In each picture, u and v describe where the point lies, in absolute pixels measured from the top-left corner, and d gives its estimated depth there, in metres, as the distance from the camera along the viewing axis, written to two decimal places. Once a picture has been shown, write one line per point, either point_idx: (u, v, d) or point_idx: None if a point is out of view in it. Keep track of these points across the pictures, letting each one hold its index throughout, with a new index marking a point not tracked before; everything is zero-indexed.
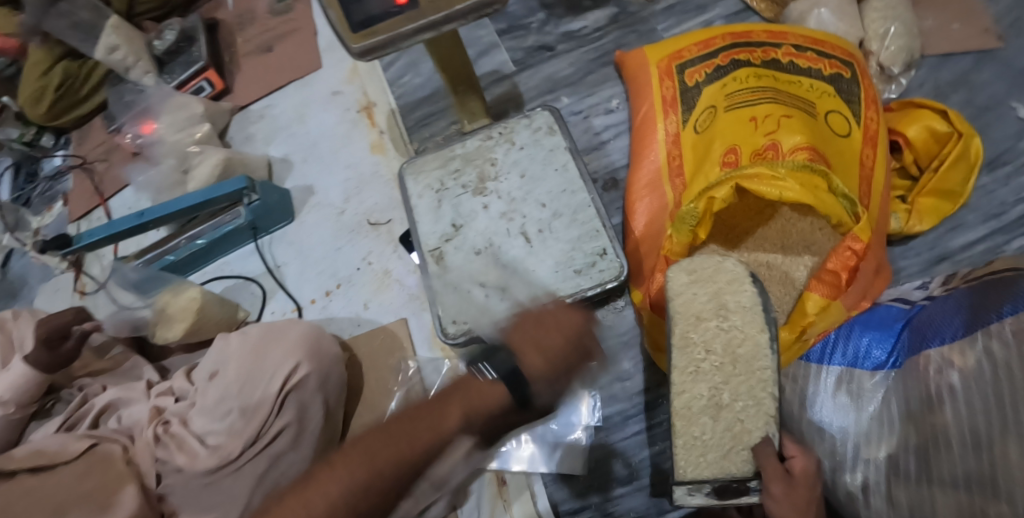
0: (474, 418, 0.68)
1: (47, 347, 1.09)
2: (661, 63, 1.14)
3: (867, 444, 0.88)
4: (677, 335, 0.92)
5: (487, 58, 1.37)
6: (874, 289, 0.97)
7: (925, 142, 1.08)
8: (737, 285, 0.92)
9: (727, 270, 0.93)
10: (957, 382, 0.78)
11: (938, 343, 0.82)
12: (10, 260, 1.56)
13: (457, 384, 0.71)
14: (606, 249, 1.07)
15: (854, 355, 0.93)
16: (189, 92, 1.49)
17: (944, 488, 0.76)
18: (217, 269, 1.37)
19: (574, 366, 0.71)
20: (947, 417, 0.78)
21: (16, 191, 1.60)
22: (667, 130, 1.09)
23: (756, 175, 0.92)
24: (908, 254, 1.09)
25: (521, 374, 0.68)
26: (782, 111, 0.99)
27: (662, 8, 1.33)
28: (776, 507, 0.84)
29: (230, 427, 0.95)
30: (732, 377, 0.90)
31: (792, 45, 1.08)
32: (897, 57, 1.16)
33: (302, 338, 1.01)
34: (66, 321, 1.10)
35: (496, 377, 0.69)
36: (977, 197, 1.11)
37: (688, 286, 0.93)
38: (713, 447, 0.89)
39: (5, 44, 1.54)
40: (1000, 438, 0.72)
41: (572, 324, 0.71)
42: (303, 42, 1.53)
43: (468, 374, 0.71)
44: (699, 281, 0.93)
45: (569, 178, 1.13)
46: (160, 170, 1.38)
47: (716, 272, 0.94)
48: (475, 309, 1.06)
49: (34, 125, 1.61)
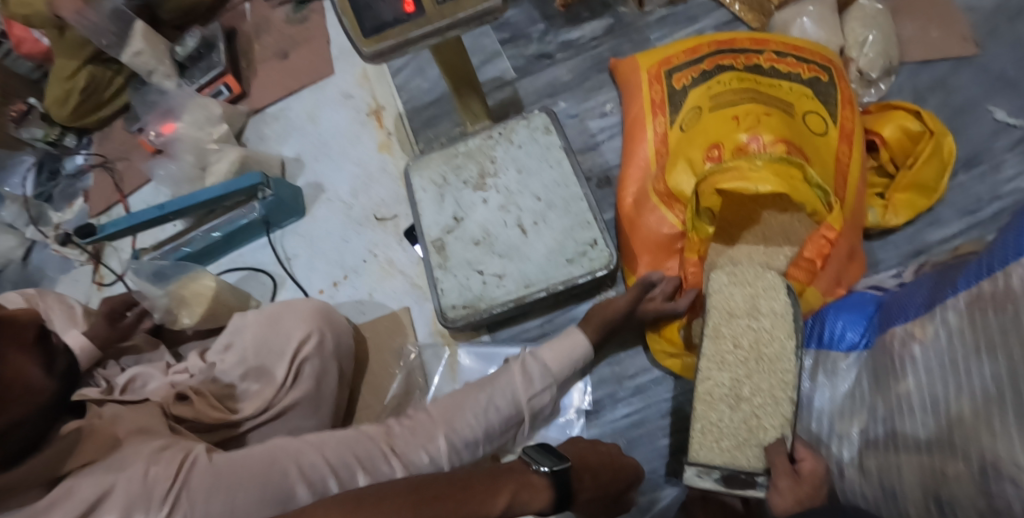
0: (516, 508, 0.82)
1: (110, 320, 1.20)
2: (651, 69, 1.23)
3: (841, 420, 0.93)
4: (709, 326, 1.00)
5: (489, 66, 1.46)
6: (849, 276, 1.07)
7: (900, 141, 1.13)
8: (772, 292, 1.00)
9: (766, 277, 1.01)
10: (919, 354, 0.85)
11: (903, 320, 0.89)
12: (31, 254, 1.64)
13: (514, 475, 0.86)
14: (597, 239, 1.14)
15: (828, 338, 0.98)
16: (208, 95, 1.59)
17: (908, 450, 0.83)
18: (232, 260, 1.46)
19: (605, 459, 0.97)
20: (909, 385, 0.84)
21: (38, 188, 1.69)
22: (656, 130, 1.18)
23: (735, 169, 0.97)
24: (887, 247, 1.15)
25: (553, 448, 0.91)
26: (762, 109, 1.06)
27: (655, 18, 1.41)
28: (780, 501, 0.88)
29: (252, 394, 1.09)
30: (755, 372, 0.96)
31: (773, 51, 1.15)
32: (875, 63, 1.22)
33: (312, 312, 1.14)
34: (128, 298, 1.24)
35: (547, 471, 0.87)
36: (953, 194, 1.16)
37: (727, 286, 1.01)
38: (728, 435, 0.95)
39: (34, 50, 1.71)
40: (956, 399, 0.79)
41: (580, 442, 1.00)
42: (318, 50, 1.62)
43: (522, 469, 0.87)
44: (739, 283, 1.01)
45: (564, 173, 1.20)
46: (179, 164, 1.47)
47: (756, 278, 1.01)
48: (474, 294, 1.15)
49: (58, 125, 1.71)
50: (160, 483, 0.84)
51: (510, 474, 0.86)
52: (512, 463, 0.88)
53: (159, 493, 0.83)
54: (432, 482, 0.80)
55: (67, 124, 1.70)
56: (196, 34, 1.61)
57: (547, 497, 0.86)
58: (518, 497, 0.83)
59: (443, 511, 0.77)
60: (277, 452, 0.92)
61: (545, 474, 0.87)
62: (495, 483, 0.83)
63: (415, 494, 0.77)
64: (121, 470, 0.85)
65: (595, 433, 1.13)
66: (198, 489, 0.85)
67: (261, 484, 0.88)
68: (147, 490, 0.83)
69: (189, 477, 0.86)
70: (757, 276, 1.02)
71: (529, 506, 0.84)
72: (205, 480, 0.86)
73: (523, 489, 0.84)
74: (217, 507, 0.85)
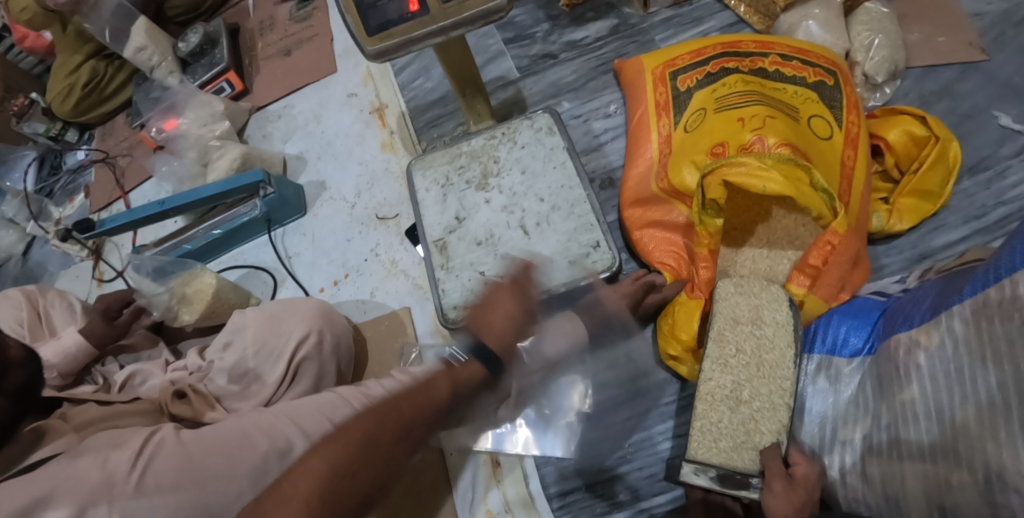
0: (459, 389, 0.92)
1: (106, 319, 1.18)
2: (656, 70, 1.22)
3: (844, 426, 0.92)
4: (713, 329, 1.01)
5: (493, 66, 1.46)
6: (853, 282, 1.04)
7: (905, 146, 1.13)
8: (776, 303, 1.00)
9: (771, 289, 1.01)
10: (923, 362, 0.84)
11: (908, 326, 0.88)
12: (31, 248, 1.64)
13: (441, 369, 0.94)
14: (600, 242, 1.14)
15: (832, 343, 0.98)
16: (211, 92, 1.59)
17: (911, 458, 0.82)
18: (232, 258, 1.46)
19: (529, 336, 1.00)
20: (913, 393, 0.84)
21: (39, 183, 1.70)
22: (660, 132, 1.17)
23: (745, 165, 0.96)
24: (891, 252, 1.14)
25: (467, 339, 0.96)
26: (768, 112, 1.05)
27: (661, 20, 1.41)
28: (773, 502, 0.89)
29: (247, 393, 1.09)
30: (755, 377, 0.97)
31: (779, 54, 1.14)
32: (881, 67, 1.22)
33: (313, 313, 1.13)
34: (125, 297, 1.24)
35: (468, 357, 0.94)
36: (958, 200, 1.15)
37: (732, 294, 1.02)
38: (726, 436, 0.96)
39: (37, 45, 1.72)
40: (961, 409, 0.79)
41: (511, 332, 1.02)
42: (322, 48, 1.61)
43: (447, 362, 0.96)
44: (745, 292, 1.02)
45: (568, 175, 1.20)
46: (183, 161, 1.47)
47: (761, 289, 1.02)
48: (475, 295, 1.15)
49: (60, 120, 1.72)
50: (120, 471, 0.86)
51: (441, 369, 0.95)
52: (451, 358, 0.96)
53: (121, 476, 0.86)
54: (383, 405, 0.89)
55: (69, 119, 1.69)
56: (199, 31, 1.60)
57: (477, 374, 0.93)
58: (455, 384, 0.92)
59: (400, 422, 0.89)
60: (246, 424, 0.96)
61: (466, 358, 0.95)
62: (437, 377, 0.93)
63: (376, 415, 0.88)
64: (76, 464, 0.86)
65: (596, 436, 1.12)
66: (162, 472, 0.88)
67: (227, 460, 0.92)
68: (109, 476, 0.86)
69: (155, 458, 0.89)
70: (762, 288, 1.03)
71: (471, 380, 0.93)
72: (170, 464, 0.89)
73: (460, 381, 0.93)
74: (184, 492, 0.88)
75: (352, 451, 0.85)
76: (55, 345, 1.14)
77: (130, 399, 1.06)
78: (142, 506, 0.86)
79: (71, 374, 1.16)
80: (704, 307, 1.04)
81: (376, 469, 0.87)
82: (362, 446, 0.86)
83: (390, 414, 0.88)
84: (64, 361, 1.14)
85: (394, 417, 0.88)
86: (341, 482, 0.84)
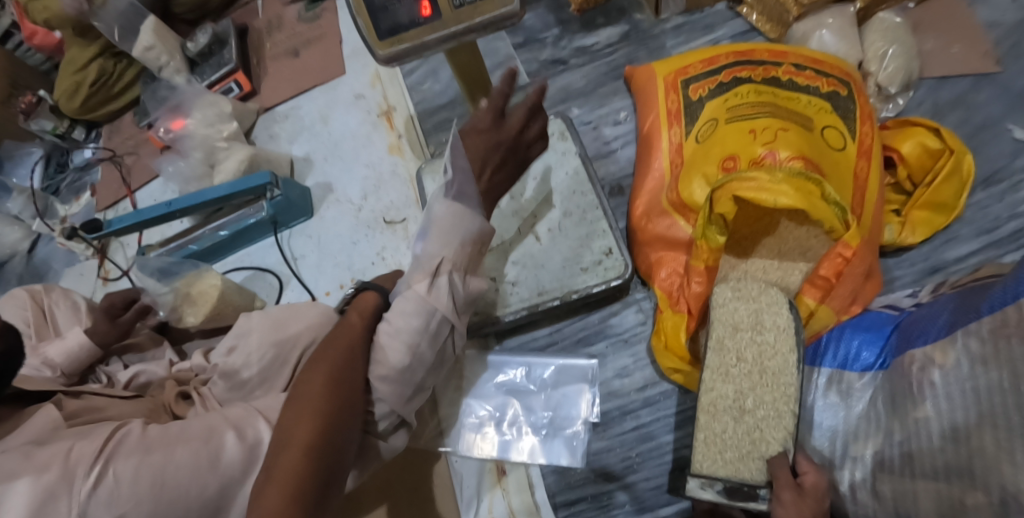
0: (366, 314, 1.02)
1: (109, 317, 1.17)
2: (668, 78, 1.21)
3: (855, 441, 0.92)
4: (714, 338, 0.99)
5: (503, 69, 1.45)
6: (863, 296, 1.03)
7: (919, 158, 1.12)
8: (776, 307, 0.98)
9: (769, 293, 1.00)
10: (938, 379, 0.84)
11: (922, 343, 0.88)
12: (37, 246, 1.64)
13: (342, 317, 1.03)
14: (611, 249, 1.13)
15: (844, 357, 0.97)
16: (219, 92, 1.58)
17: (924, 478, 0.83)
18: (238, 259, 1.45)
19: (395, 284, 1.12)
20: (927, 411, 0.84)
21: (47, 181, 1.70)
22: (671, 140, 1.16)
23: (756, 180, 0.95)
24: (902, 264, 1.13)
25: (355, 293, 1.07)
26: (780, 124, 1.04)
27: (672, 26, 1.40)
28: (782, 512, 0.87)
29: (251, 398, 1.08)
30: (759, 385, 0.96)
31: (793, 63, 1.13)
32: (895, 77, 1.20)
33: (319, 320, 1.12)
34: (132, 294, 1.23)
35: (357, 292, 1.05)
36: (970, 212, 1.14)
37: (730, 300, 1.00)
38: (731, 447, 0.95)
39: (46, 42, 1.71)
40: (976, 428, 0.79)
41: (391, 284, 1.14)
42: (330, 49, 1.61)
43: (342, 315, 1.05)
44: (743, 297, 1.00)
45: (580, 181, 1.19)
46: (188, 161, 1.46)
47: (760, 293, 1.00)
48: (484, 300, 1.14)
49: (68, 118, 1.70)
50: (83, 462, 0.81)
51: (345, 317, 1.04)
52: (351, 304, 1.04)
53: (84, 468, 0.80)
54: (326, 347, 0.95)
55: (76, 117, 1.68)
56: (208, 30, 1.59)
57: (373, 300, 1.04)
58: (369, 316, 1.01)
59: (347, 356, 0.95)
60: (213, 420, 0.90)
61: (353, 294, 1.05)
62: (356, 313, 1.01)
63: (327, 354, 0.94)
64: (40, 453, 0.82)
65: (603, 446, 1.12)
66: (126, 468, 0.81)
67: (194, 450, 0.85)
68: (69, 471, 0.80)
69: (119, 448, 0.83)
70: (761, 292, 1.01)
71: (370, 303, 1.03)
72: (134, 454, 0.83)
73: (367, 312, 1.02)
74: (144, 477, 0.81)
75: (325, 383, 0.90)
76: (60, 345, 1.14)
77: (130, 395, 1.08)
78: (102, 498, 0.80)
79: (76, 374, 1.16)
80: (688, 322, 1.07)
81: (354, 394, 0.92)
82: (331, 378, 0.91)
83: (335, 347, 0.95)
84: (69, 361, 1.14)
85: (345, 349, 0.95)
86: (333, 411, 0.88)
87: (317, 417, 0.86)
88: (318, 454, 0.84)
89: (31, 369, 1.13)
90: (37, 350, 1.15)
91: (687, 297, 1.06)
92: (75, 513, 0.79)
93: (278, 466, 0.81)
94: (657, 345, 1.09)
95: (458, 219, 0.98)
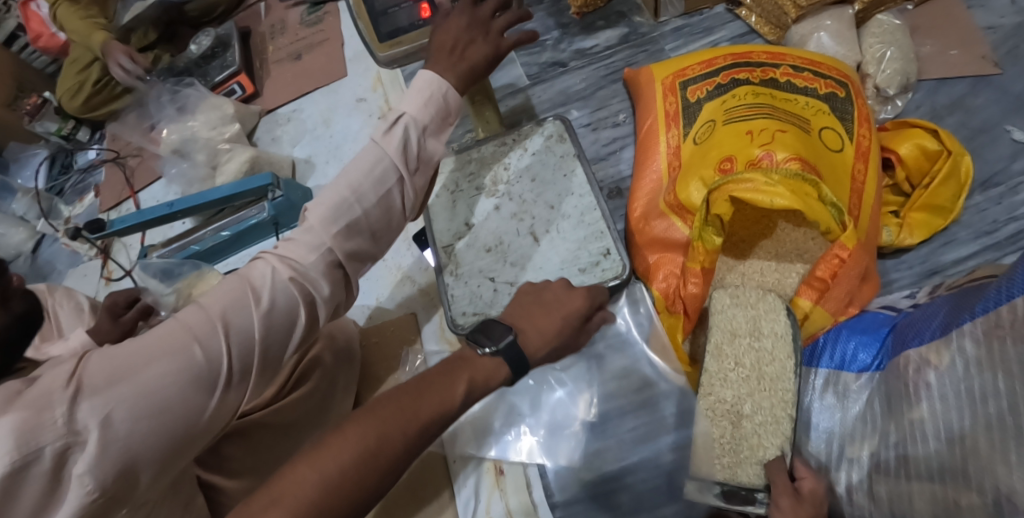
0: (477, 391, 0.79)
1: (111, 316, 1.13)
2: (666, 80, 1.22)
3: (851, 443, 0.93)
4: (711, 344, 1.00)
5: (503, 73, 1.45)
6: (863, 297, 1.03)
7: (917, 159, 1.12)
8: (773, 313, 0.99)
9: (767, 299, 1.01)
10: (933, 380, 0.84)
11: (917, 343, 0.89)
12: (41, 247, 1.65)
13: (459, 359, 0.81)
14: (609, 250, 1.13)
15: (840, 359, 0.98)
16: (221, 95, 1.59)
17: (920, 479, 0.83)
18: (240, 260, 1.46)
19: (568, 341, 0.84)
20: (923, 412, 0.84)
21: (51, 182, 1.71)
22: (669, 142, 1.17)
23: (752, 181, 0.95)
24: (900, 267, 1.13)
25: (520, 351, 0.81)
26: (777, 126, 1.05)
27: (671, 29, 1.40)
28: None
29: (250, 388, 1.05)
30: (756, 391, 0.96)
31: (790, 66, 1.14)
32: (893, 79, 1.21)
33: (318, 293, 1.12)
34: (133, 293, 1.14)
35: (495, 354, 0.80)
36: (969, 215, 1.14)
37: (728, 306, 1.02)
38: (729, 452, 0.95)
39: (51, 44, 1.74)
40: (971, 429, 0.79)
41: (570, 307, 0.85)
42: (332, 52, 1.62)
43: (467, 349, 0.82)
44: (741, 304, 1.01)
45: (579, 183, 1.19)
46: (192, 164, 1.48)
47: (758, 300, 1.01)
48: (485, 302, 1.13)
49: (72, 119, 1.71)
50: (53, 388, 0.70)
51: (458, 361, 0.80)
52: (458, 352, 0.82)
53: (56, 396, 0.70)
54: (378, 404, 0.75)
55: (79, 115, 1.69)
56: (210, 34, 1.62)
57: (499, 377, 0.80)
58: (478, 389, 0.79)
59: (423, 425, 0.75)
60: (179, 324, 0.77)
61: (492, 355, 0.81)
62: (445, 376, 0.78)
63: (372, 417, 0.74)
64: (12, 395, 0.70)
65: None
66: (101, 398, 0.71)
67: (166, 368, 0.74)
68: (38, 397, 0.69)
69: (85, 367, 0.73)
70: (759, 298, 1.02)
71: (495, 379, 0.80)
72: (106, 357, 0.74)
73: (479, 382, 0.79)
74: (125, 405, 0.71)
75: (342, 469, 0.71)
76: (63, 346, 1.12)
77: None
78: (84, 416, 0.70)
79: None
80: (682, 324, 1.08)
81: (365, 496, 0.72)
82: (356, 461, 0.71)
83: (383, 417, 0.74)
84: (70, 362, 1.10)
85: (398, 423, 0.74)
86: (366, 477, 0.72)
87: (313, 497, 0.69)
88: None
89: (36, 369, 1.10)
90: (41, 350, 1.12)
91: (684, 297, 1.05)
92: (57, 437, 0.68)
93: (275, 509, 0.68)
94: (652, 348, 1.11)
95: (431, 85, 0.92)
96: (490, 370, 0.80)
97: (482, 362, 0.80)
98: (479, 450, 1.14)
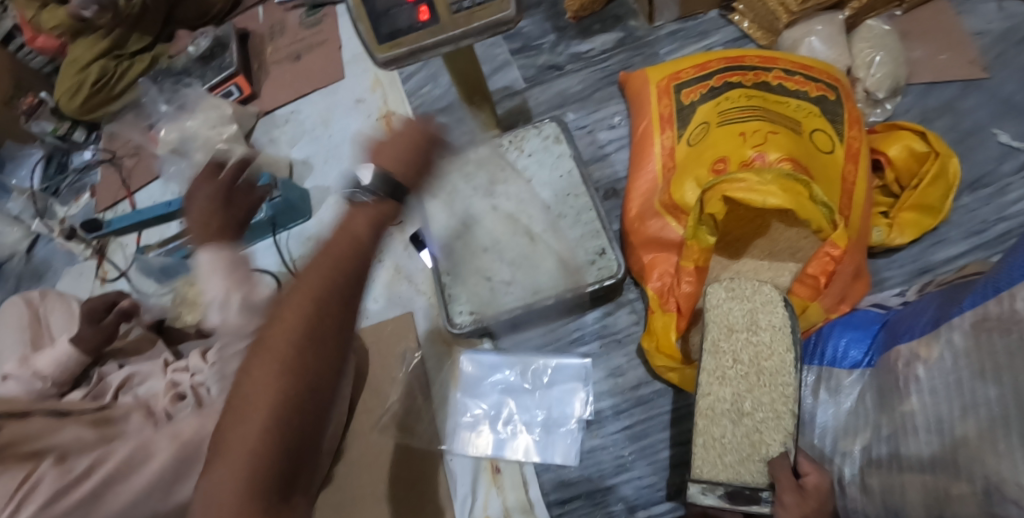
0: (376, 232, 0.77)
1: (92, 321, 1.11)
2: (661, 83, 1.24)
3: (845, 437, 0.94)
4: (709, 341, 1.00)
5: (500, 75, 1.47)
6: (853, 295, 1.07)
7: (906, 161, 1.14)
8: (770, 306, 1.00)
9: (762, 292, 1.01)
10: (923, 374, 0.86)
11: (908, 338, 0.90)
12: (36, 246, 1.65)
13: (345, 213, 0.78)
14: (605, 249, 1.17)
15: (832, 355, 0.99)
16: (219, 96, 1.60)
17: (912, 470, 0.85)
18: None
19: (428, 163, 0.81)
20: (913, 404, 0.86)
21: (46, 182, 1.70)
22: (664, 143, 1.18)
23: (745, 181, 0.97)
24: (892, 266, 1.15)
25: (389, 182, 0.77)
26: (770, 127, 1.07)
27: (667, 33, 1.43)
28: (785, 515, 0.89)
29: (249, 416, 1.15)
30: (756, 386, 0.96)
31: (782, 69, 1.16)
32: (883, 83, 1.24)
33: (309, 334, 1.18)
34: (112, 297, 1.13)
35: (371, 193, 0.77)
36: (959, 215, 1.16)
37: (724, 300, 1.01)
38: (732, 450, 0.95)
39: (47, 45, 1.72)
40: (960, 420, 0.80)
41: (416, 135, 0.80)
42: (330, 53, 1.63)
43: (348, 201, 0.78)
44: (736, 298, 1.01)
45: (573, 183, 1.23)
46: (190, 162, 1.50)
47: (753, 293, 1.01)
48: (484, 300, 1.17)
49: (69, 120, 1.74)
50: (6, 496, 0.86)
51: (345, 220, 0.77)
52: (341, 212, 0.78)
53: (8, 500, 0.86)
54: (299, 277, 0.74)
55: (78, 117, 1.70)
56: (209, 35, 1.63)
57: (384, 211, 0.77)
58: (381, 221, 0.77)
59: (355, 277, 0.75)
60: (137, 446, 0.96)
61: (371, 197, 0.77)
62: (343, 228, 0.76)
63: (299, 290, 0.73)
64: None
65: (596, 444, 1.13)
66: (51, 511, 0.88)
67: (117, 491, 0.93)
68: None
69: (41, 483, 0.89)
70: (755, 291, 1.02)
71: (386, 217, 0.77)
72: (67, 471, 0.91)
73: (378, 214, 0.77)
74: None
75: (293, 346, 0.71)
76: (49, 355, 1.10)
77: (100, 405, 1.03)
78: None
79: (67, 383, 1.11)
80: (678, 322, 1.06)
81: (331, 357, 0.73)
82: (304, 332, 0.72)
83: (308, 287, 0.73)
84: (58, 369, 1.09)
85: (325, 286, 0.73)
86: (320, 342, 0.72)
87: (282, 381, 0.70)
88: (296, 398, 0.71)
89: (21, 381, 1.08)
90: (27, 361, 1.10)
91: (677, 296, 1.06)
92: None
93: (256, 405, 0.70)
94: (649, 346, 1.10)
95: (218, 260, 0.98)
96: (372, 211, 0.77)
97: (366, 202, 0.77)
98: (476, 448, 1.14)
